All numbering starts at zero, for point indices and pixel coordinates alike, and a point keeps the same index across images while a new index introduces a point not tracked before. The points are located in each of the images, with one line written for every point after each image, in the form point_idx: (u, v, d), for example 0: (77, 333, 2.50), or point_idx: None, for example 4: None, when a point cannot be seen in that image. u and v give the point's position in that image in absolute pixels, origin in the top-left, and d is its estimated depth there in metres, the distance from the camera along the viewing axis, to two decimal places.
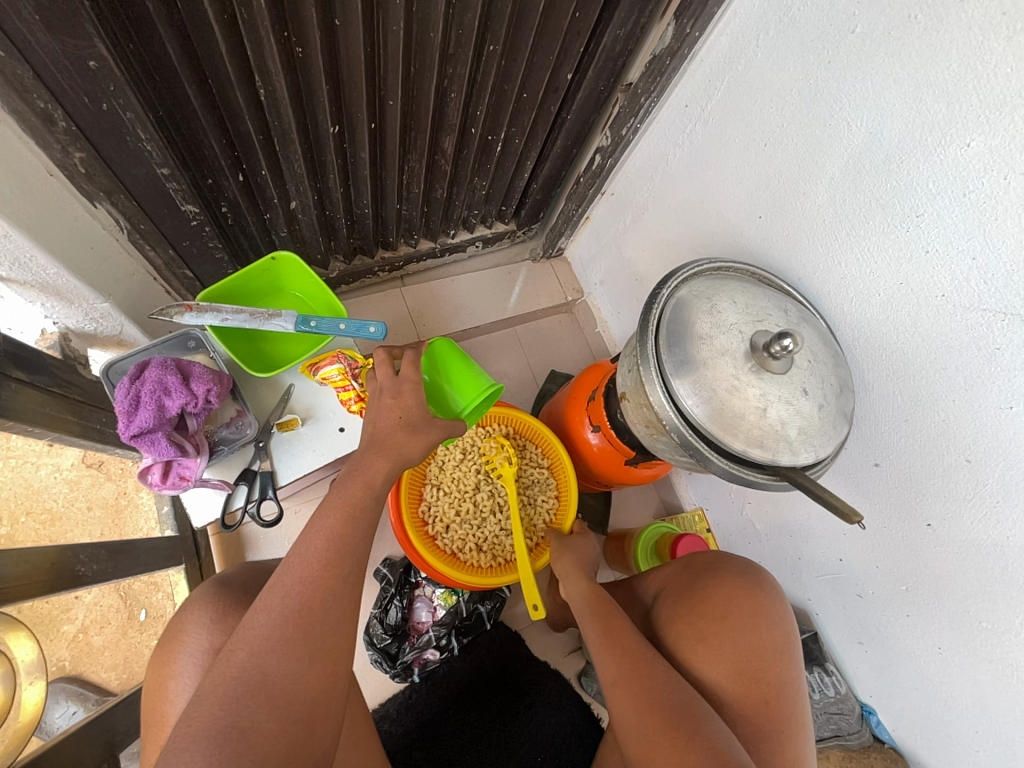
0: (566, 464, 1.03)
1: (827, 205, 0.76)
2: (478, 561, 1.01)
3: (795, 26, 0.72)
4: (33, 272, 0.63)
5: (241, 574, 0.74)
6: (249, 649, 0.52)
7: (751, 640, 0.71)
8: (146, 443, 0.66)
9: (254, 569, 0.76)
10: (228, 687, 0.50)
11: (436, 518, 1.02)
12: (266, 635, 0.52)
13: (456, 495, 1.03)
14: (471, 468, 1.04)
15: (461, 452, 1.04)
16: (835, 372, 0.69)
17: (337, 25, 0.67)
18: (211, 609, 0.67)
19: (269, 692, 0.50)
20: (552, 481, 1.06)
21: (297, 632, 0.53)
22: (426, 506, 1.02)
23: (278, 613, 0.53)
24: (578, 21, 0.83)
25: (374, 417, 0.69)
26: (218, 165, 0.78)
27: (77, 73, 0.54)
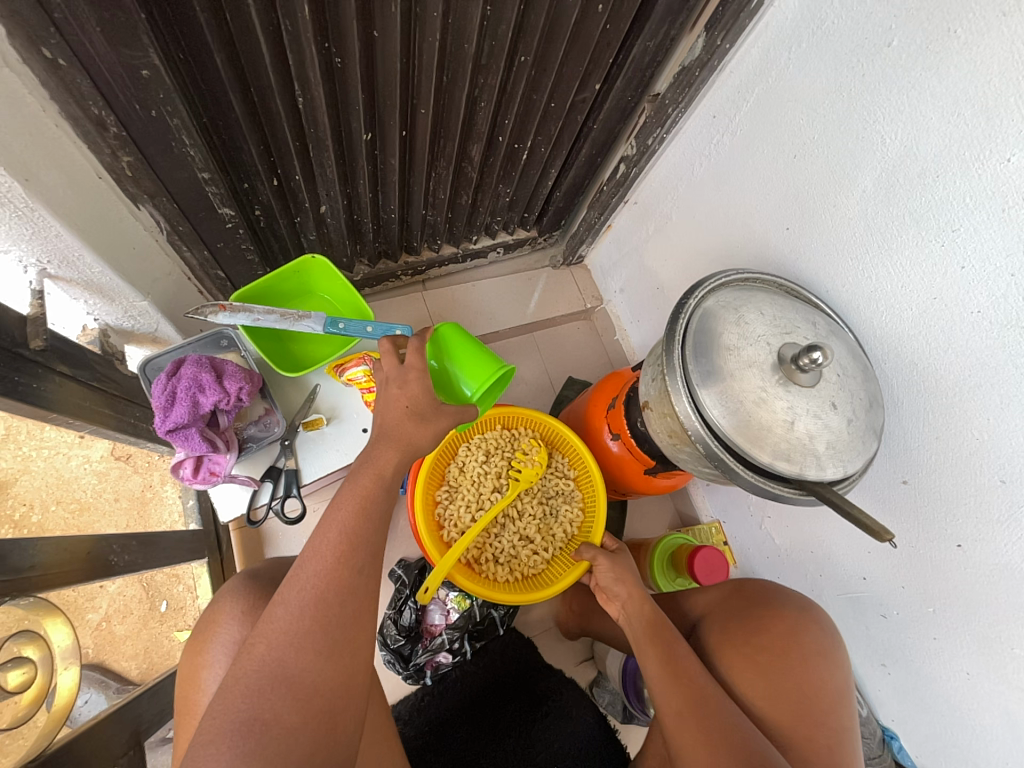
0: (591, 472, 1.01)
1: (857, 217, 0.76)
2: (495, 574, 0.99)
3: (829, 40, 0.72)
4: (78, 270, 0.65)
5: (266, 568, 0.76)
6: (268, 642, 0.52)
7: (817, 682, 0.71)
8: (180, 438, 0.67)
9: (278, 564, 0.77)
10: (248, 678, 0.51)
11: (453, 522, 1.01)
12: (283, 626, 0.53)
13: (475, 499, 1.03)
14: (492, 472, 1.04)
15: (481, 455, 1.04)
16: (865, 386, 0.68)
17: (375, 36, 0.68)
18: (244, 601, 0.68)
19: (290, 679, 0.51)
20: (576, 491, 1.05)
21: (324, 629, 0.54)
22: (442, 509, 1.03)
23: (298, 606, 0.54)
24: (609, 32, 0.84)
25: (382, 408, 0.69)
26: (254, 170, 0.80)
27: (130, 81, 0.56)
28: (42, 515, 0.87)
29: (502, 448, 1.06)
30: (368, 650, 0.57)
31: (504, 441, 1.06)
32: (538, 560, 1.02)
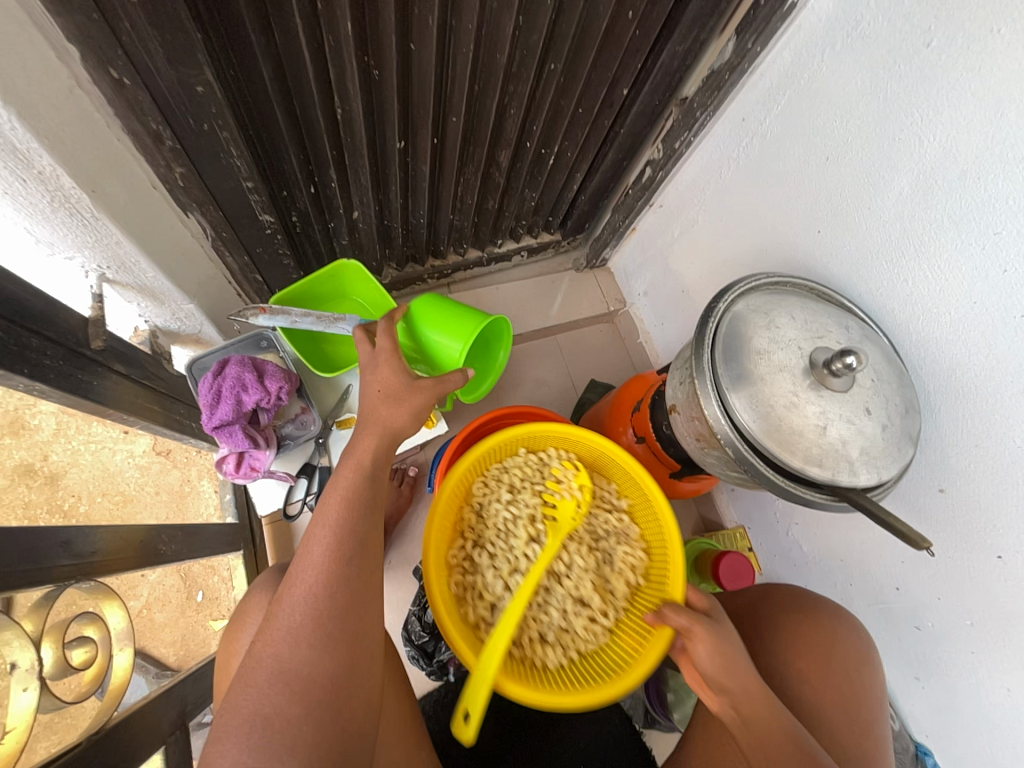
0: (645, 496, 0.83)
1: (892, 219, 0.74)
2: (545, 659, 0.76)
3: (865, 41, 0.72)
4: (133, 275, 0.69)
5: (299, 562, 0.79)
6: (265, 641, 0.55)
7: (860, 691, 0.72)
8: (225, 434, 0.70)
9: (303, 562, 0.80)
10: (252, 675, 0.53)
11: (477, 592, 0.80)
12: (280, 621, 0.55)
13: (504, 553, 0.83)
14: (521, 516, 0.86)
15: (505, 496, 0.87)
16: (900, 392, 0.67)
17: (412, 48, 0.71)
18: (271, 594, 0.71)
19: (285, 671, 0.52)
20: (630, 526, 0.87)
21: (314, 621, 0.55)
22: (466, 572, 0.82)
23: (291, 603, 0.56)
24: (638, 38, 0.85)
25: (392, 407, 0.71)
26: (294, 178, 0.83)
27: (185, 96, 0.60)
28: (89, 505, 0.92)
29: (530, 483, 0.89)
30: (371, 641, 0.58)
31: (529, 476, 0.89)
32: (595, 634, 0.79)
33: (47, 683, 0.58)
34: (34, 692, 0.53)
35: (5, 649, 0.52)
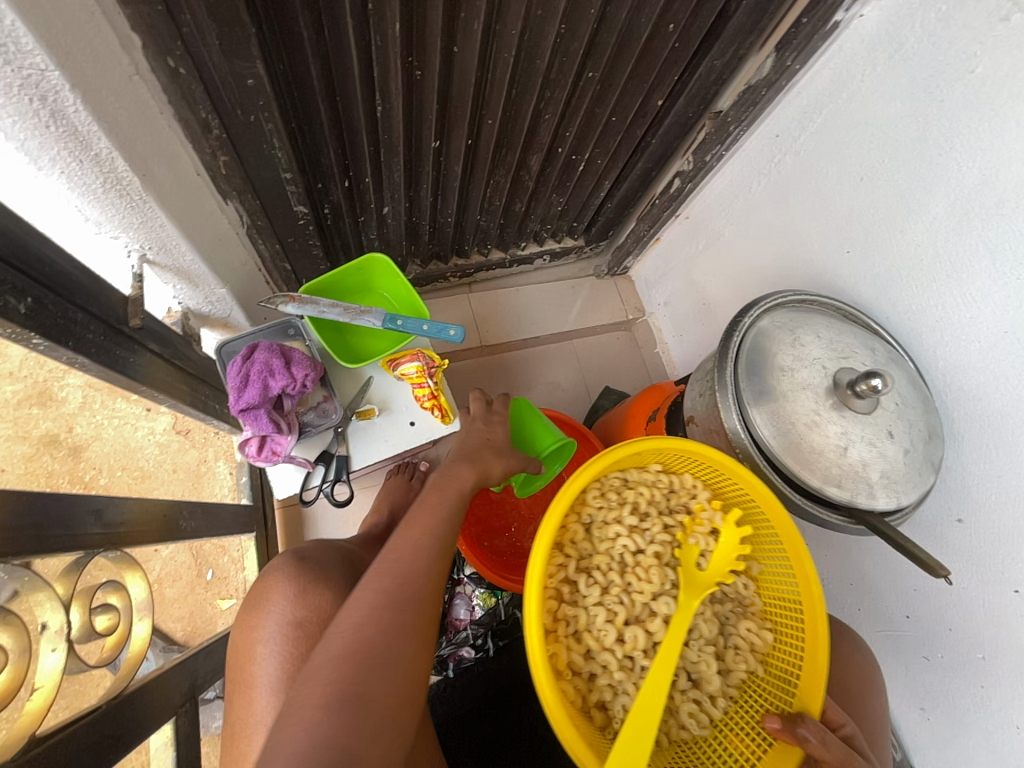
0: (790, 573, 0.71)
1: (925, 244, 0.74)
2: None
3: (908, 64, 0.72)
4: (172, 257, 0.71)
5: (317, 551, 0.77)
6: (376, 624, 0.53)
7: (860, 711, 0.74)
8: (250, 418, 0.70)
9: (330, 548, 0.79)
10: (353, 651, 0.51)
11: (579, 629, 0.75)
12: (390, 607, 0.54)
13: (619, 592, 0.77)
14: (638, 545, 0.80)
15: (627, 527, 0.80)
16: (924, 417, 0.66)
17: (455, 51, 0.72)
18: (294, 585, 0.70)
19: (367, 663, 0.50)
20: (754, 596, 0.78)
21: (403, 615, 0.54)
22: (570, 604, 0.77)
23: (403, 592, 0.56)
24: (676, 50, 0.86)
25: (464, 434, 0.80)
26: (330, 171, 0.85)
27: (236, 88, 0.62)
28: (108, 479, 0.94)
29: (655, 510, 0.81)
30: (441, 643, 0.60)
31: (655, 508, 0.82)
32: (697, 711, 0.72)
33: (73, 647, 0.60)
34: (61, 655, 0.55)
35: (36, 610, 0.54)
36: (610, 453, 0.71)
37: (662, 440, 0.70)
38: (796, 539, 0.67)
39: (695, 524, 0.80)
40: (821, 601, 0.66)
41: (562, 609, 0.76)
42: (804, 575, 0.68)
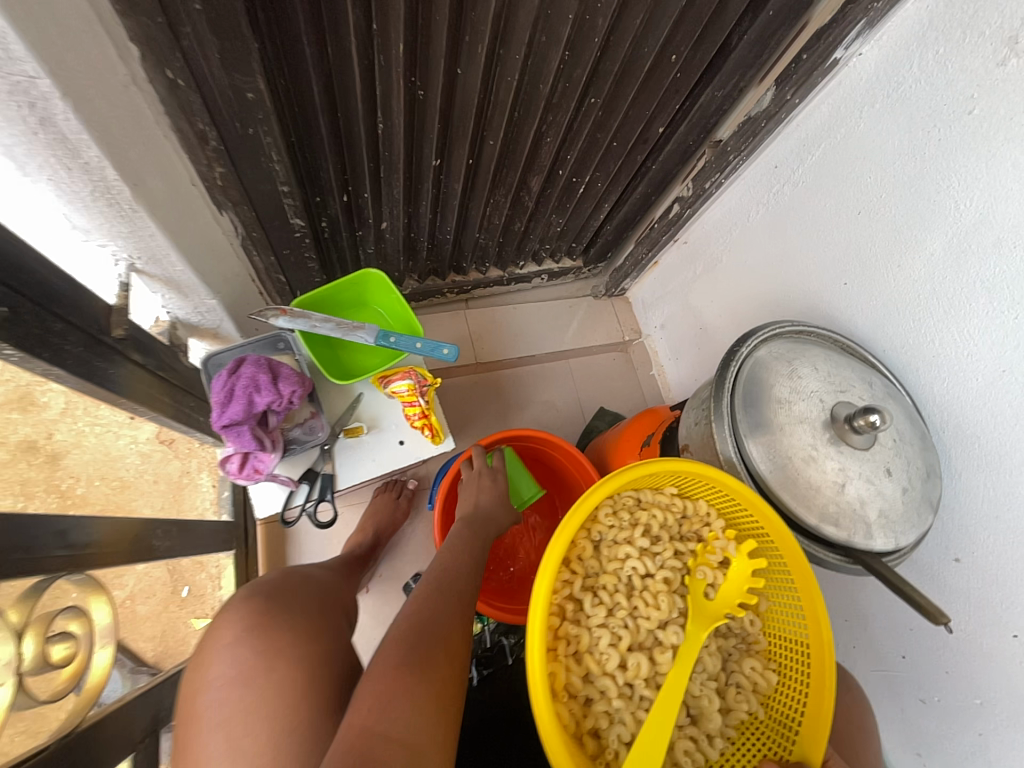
0: (801, 615, 0.68)
1: (922, 280, 0.74)
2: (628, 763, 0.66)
3: (906, 103, 0.73)
4: (162, 268, 0.69)
5: (274, 577, 0.68)
6: (444, 608, 0.63)
7: (861, 755, 0.72)
8: (233, 434, 0.69)
9: (302, 572, 0.71)
10: (431, 625, 0.60)
11: (580, 652, 0.71)
12: (451, 597, 0.65)
13: (623, 616, 0.74)
14: (647, 569, 0.78)
15: (637, 549, 0.78)
16: (922, 455, 0.65)
17: (459, 73, 0.73)
18: (242, 621, 0.60)
19: (423, 635, 0.58)
20: (759, 634, 0.75)
21: (453, 599, 0.65)
22: (572, 624, 0.74)
23: (458, 587, 0.67)
24: (678, 81, 0.87)
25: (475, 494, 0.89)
26: (329, 186, 0.85)
27: (235, 101, 0.61)
28: (84, 488, 0.86)
29: (666, 535, 0.79)
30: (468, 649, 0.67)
31: (667, 532, 0.80)
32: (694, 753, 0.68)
33: (25, 680, 0.56)
34: (7, 691, 0.52)
35: None
36: (626, 472, 0.68)
37: (684, 466, 0.65)
38: (807, 578, 0.64)
39: (707, 552, 0.78)
40: (832, 647, 0.64)
41: (565, 628, 0.72)
42: (815, 619, 0.66)
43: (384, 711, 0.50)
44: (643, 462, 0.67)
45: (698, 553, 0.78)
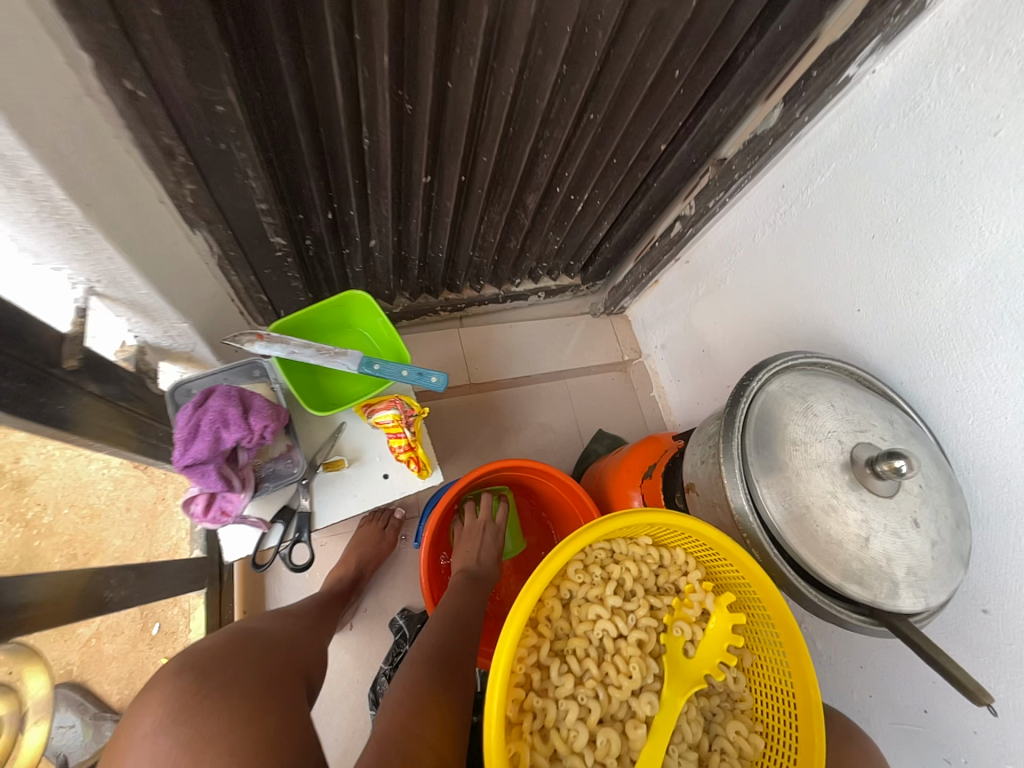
0: (786, 673, 0.66)
1: (945, 310, 0.69)
2: None
3: (924, 124, 0.68)
4: (125, 291, 0.64)
5: (226, 639, 0.56)
6: (444, 640, 0.72)
7: None
8: (196, 474, 0.62)
9: (252, 634, 0.59)
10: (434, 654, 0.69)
11: (544, 728, 0.67)
12: (453, 629, 0.74)
13: (592, 683, 0.70)
14: (620, 630, 0.75)
15: (607, 609, 0.75)
16: (951, 503, 0.59)
17: (449, 86, 0.68)
18: (171, 701, 0.47)
19: (449, 661, 0.68)
20: (743, 690, 0.72)
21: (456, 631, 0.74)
22: (538, 696, 0.69)
23: (461, 621, 0.76)
24: (681, 97, 0.82)
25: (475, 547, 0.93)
26: (312, 203, 0.80)
27: (204, 115, 0.56)
28: (51, 517, 0.78)
29: (641, 590, 0.77)
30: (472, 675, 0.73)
31: (642, 587, 0.78)
32: None
33: None
34: None
35: None
36: (612, 521, 0.64)
37: (661, 516, 0.63)
38: (790, 629, 0.63)
39: (684, 607, 0.75)
40: (819, 709, 0.61)
41: (529, 700, 0.67)
42: (801, 678, 0.63)
43: (419, 717, 0.58)
44: (618, 515, 0.64)
45: (675, 607, 0.75)
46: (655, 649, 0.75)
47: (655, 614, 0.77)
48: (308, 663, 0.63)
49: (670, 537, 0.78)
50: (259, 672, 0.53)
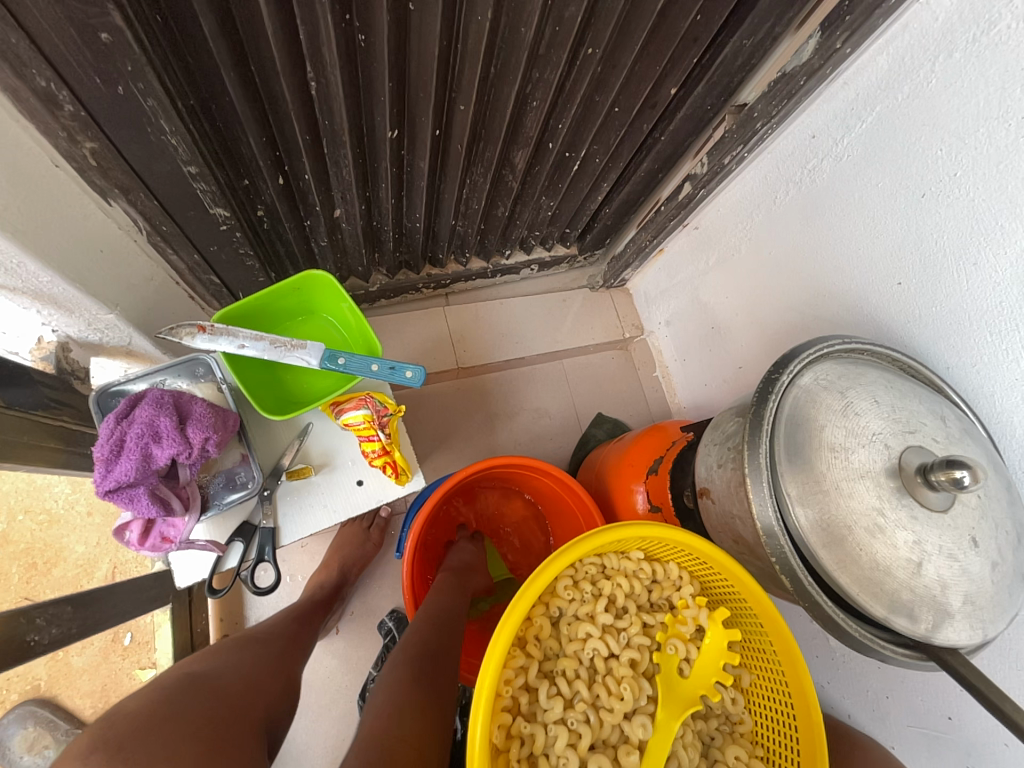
0: (787, 696, 0.60)
1: (1009, 283, 0.58)
2: None
3: (999, 51, 0.55)
4: (21, 279, 0.52)
5: (165, 697, 0.48)
6: (423, 633, 0.65)
7: None
8: (123, 499, 0.54)
9: (193, 688, 0.51)
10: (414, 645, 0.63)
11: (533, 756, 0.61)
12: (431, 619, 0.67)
13: (583, 707, 0.63)
14: (612, 649, 0.68)
15: (599, 627, 0.68)
16: (1012, 516, 0.51)
17: (411, 9, 0.54)
18: None
19: (428, 653, 0.62)
20: (742, 713, 0.66)
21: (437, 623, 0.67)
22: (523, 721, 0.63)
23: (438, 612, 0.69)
24: (698, 25, 0.68)
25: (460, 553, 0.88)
26: (255, 165, 0.67)
27: (86, 47, 0.43)
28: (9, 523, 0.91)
29: (633, 607, 0.69)
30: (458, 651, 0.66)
31: (634, 602, 0.70)
32: None
33: None
34: None
35: None
36: (603, 534, 0.60)
37: (650, 531, 0.61)
38: (785, 636, 0.58)
39: (677, 624, 0.67)
40: (823, 732, 0.55)
41: (518, 725, 0.62)
42: (801, 696, 0.58)
43: (400, 714, 0.53)
44: (607, 529, 0.60)
45: (668, 624, 0.68)
46: (648, 668, 0.68)
47: (648, 631, 0.70)
48: (265, 709, 0.55)
49: (663, 550, 0.70)
50: (193, 746, 0.45)
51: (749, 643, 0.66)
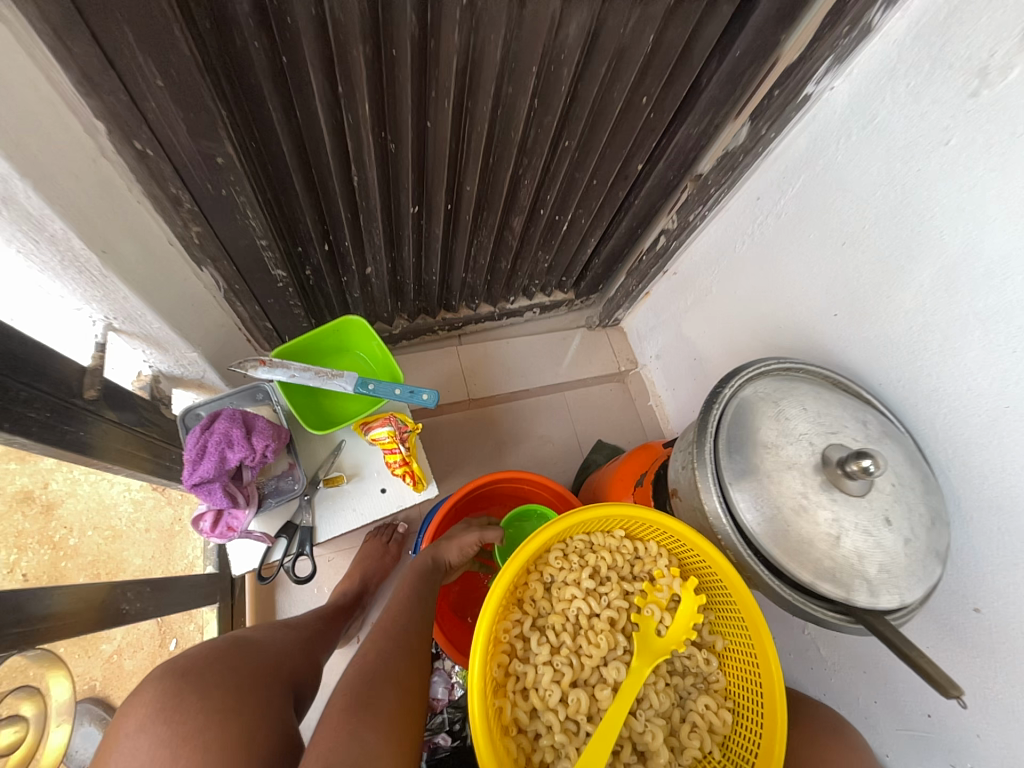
0: (752, 652, 0.67)
1: (915, 310, 0.71)
2: None
3: (881, 136, 0.71)
4: (139, 325, 0.70)
5: (219, 645, 0.62)
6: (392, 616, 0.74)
7: None
8: (203, 492, 0.68)
9: (239, 643, 0.64)
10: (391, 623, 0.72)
11: (524, 686, 0.70)
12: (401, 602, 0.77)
13: (569, 652, 0.73)
14: (594, 608, 0.77)
15: (584, 589, 0.77)
16: (925, 500, 0.61)
17: (428, 125, 0.74)
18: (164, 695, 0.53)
19: (403, 633, 0.71)
20: (716, 672, 0.73)
21: (413, 605, 0.77)
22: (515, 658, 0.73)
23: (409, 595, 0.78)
24: (652, 120, 0.87)
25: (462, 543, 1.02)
26: (308, 236, 0.86)
27: (206, 166, 0.63)
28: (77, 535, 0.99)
29: (615, 576, 0.78)
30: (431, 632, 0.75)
31: (616, 569, 0.79)
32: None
33: None
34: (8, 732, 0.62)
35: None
36: (578, 515, 0.69)
37: (626, 510, 0.70)
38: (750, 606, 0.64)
39: (654, 590, 0.76)
40: (780, 680, 0.62)
41: (512, 664, 0.72)
42: (763, 651, 0.65)
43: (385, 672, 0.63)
44: (588, 507, 0.69)
45: (646, 590, 0.77)
46: (627, 627, 0.77)
47: (629, 598, 0.79)
48: (291, 671, 0.66)
49: (642, 530, 0.79)
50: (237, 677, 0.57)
51: (720, 609, 0.73)
